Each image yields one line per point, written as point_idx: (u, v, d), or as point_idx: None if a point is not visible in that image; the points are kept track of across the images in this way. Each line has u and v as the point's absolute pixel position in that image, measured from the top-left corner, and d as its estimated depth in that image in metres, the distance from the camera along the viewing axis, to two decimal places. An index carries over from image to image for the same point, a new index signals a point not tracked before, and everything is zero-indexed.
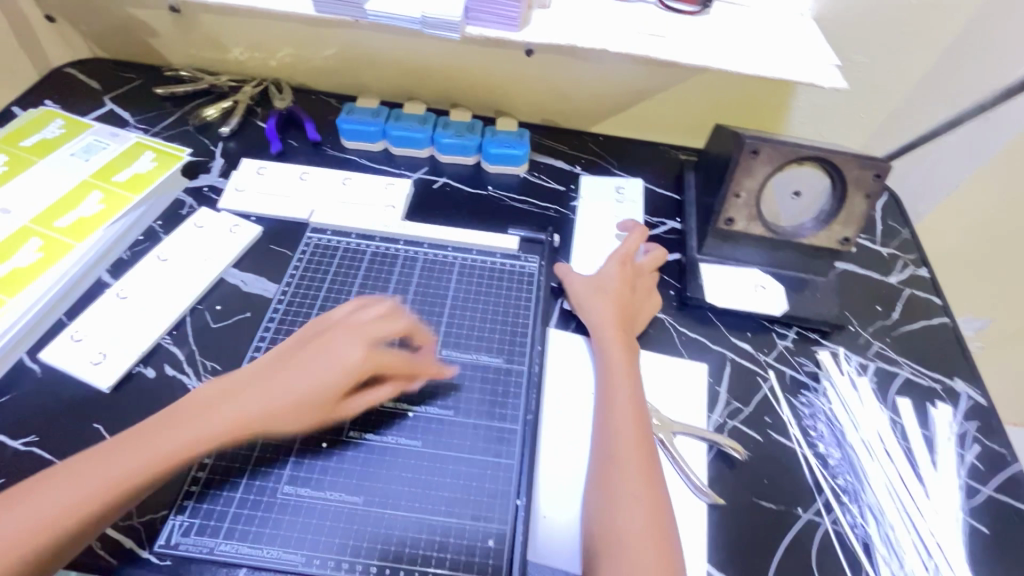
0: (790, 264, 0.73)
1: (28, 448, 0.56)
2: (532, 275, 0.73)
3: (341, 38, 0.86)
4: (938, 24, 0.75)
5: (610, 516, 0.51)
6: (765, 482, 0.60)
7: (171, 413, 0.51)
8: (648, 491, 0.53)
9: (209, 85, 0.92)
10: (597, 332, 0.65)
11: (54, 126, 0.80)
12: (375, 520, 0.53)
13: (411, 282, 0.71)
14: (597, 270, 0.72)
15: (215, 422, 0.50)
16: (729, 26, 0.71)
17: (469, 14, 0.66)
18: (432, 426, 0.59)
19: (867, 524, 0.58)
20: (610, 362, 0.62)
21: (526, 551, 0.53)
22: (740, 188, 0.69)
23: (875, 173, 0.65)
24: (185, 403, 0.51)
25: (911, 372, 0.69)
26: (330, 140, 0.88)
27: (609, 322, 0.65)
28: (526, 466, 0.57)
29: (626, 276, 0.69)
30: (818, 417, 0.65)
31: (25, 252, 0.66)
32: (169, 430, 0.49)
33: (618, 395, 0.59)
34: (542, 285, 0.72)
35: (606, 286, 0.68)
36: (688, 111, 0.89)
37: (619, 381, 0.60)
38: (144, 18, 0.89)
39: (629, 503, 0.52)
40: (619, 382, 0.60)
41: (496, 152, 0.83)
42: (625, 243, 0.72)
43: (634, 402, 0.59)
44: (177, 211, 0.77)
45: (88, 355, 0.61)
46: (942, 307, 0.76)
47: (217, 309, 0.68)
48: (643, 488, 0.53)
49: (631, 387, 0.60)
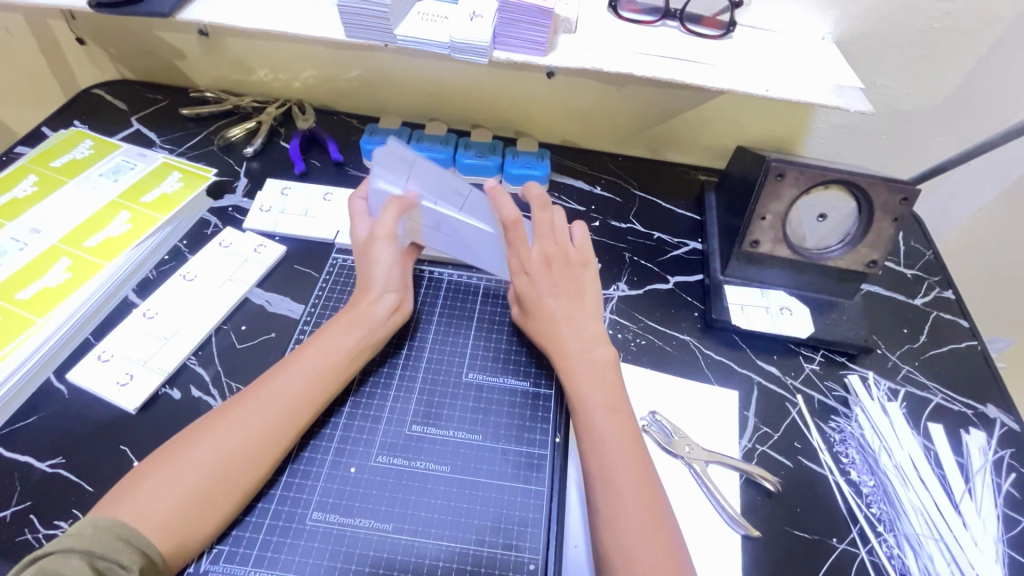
0: (816, 286, 0.73)
1: (54, 470, 0.56)
2: None
3: (365, 61, 0.87)
4: (961, 48, 0.75)
5: (625, 547, 0.47)
6: (798, 511, 0.59)
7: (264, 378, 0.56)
8: (652, 521, 0.49)
9: (233, 106, 0.93)
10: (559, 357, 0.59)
11: (84, 146, 0.81)
12: (404, 549, 0.52)
13: (437, 303, 0.71)
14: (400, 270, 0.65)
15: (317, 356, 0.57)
16: (753, 50, 0.72)
17: (497, 39, 0.67)
18: (460, 451, 0.59)
19: (905, 555, 0.56)
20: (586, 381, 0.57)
21: None
22: (765, 211, 0.69)
23: (903, 197, 0.64)
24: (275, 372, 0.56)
25: (942, 398, 0.68)
26: (352, 161, 0.89)
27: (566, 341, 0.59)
28: (557, 493, 0.57)
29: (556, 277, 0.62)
30: (849, 443, 0.64)
31: (54, 272, 0.66)
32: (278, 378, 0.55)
33: (604, 408, 0.55)
34: None
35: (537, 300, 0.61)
36: (708, 133, 0.90)
37: (603, 402, 0.55)
38: (171, 41, 0.91)
39: (637, 531, 0.48)
40: (591, 390, 0.56)
41: (517, 173, 0.84)
42: (541, 239, 0.63)
43: (626, 421, 0.55)
44: (202, 231, 0.78)
45: (116, 376, 0.61)
46: (971, 330, 0.75)
47: (242, 329, 0.68)
48: (648, 516, 0.49)
49: (613, 394, 0.56)
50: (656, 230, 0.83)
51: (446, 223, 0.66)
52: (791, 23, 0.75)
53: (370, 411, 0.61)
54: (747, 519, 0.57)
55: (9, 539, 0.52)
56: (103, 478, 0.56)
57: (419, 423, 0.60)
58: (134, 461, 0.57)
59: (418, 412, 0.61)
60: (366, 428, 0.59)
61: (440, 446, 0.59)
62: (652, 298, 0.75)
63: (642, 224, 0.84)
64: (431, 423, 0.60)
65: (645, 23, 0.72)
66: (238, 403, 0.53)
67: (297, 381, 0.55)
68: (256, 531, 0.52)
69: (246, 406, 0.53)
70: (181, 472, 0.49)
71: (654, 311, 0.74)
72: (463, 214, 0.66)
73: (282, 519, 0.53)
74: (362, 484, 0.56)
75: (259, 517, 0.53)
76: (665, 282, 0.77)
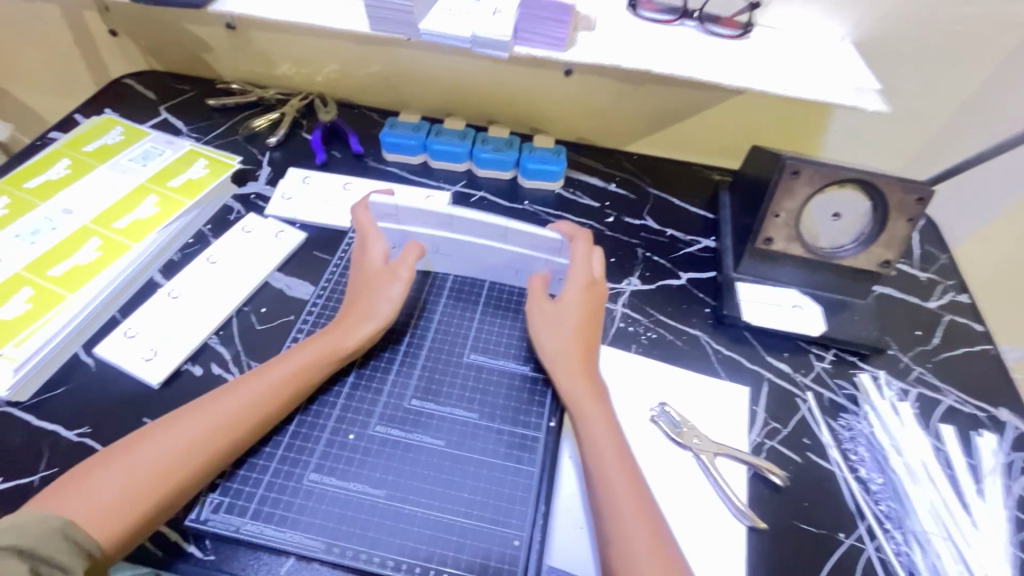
0: (828, 286, 0.73)
1: (80, 439, 0.58)
2: None
3: (387, 56, 0.89)
4: (980, 52, 0.76)
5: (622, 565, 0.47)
6: (805, 506, 0.59)
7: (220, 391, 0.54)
8: (649, 526, 0.49)
9: (258, 98, 0.96)
10: (560, 361, 0.60)
11: (115, 133, 0.84)
12: (395, 515, 0.52)
13: (445, 286, 0.72)
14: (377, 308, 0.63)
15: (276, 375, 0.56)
16: (770, 50, 0.72)
17: (518, 35, 0.68)
18: (457, 427, 0.59)
19: (912, 552, 0.56)
20: (575, 389, 0.58)
21: (543, 558, 0.52)
22: (779, 208, 0.69)
23: (918, 197, 0.65)
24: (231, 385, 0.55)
25: (954, 400, 0.68)
26: (372, 153, 0.91)
27: (570, 348, 0.60)
28: (549, 472, 0.57)
29: (592, 303, 0.62)
30: (858, 440, 0.64)
31: (85, 250, 0.69)
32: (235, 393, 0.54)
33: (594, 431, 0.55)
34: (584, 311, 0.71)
35: (564, 309, 0.62)
36: (722, 133, 0.91)
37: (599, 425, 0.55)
38: (200, 34, 0.94)
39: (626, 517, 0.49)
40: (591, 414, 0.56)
41: (533, 168, 0.85)
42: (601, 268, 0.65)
43: (613, 441, 0.55)
44: (225, 217, 0.80)
45: (140, 351, 0.64)
46: (984, 334, 0.74)
47: (261, 312, 0.70)
48: (648, 530, 0.49)
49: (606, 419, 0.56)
50: (669, 227, 0.84)
51: (443, 246, 0.70)
52: (809, 24, 0.76)
53: (372, 382, 0.61)
54: (753, 511, 0.58)
55: None
56: None
57: (418, 398, 0.60)
58: None
59: (418, 387, 0.61)
60: (367, 398, 0.60)
61: (436, 420, 0.59)
62: (664, 293, 0.76)
63: (655, 221, 0.85)
64: (430, 398, 0.61)
65: (662, 23, 0.73)
66: (198, 404, 0.53)
67: (252, 391, 0.55)
68: (256, 486, 0.53)
69: (197, 413, 0.52)
70: (128, 467, 0.48)
71: (666, 305, 0.74)
72: (455, 233, 0.69)
73: (281, 477, 0.54)
74: (360, 451, 0.56)
75: (261, 474, 0.54)
76: (677, 278, 0.78)
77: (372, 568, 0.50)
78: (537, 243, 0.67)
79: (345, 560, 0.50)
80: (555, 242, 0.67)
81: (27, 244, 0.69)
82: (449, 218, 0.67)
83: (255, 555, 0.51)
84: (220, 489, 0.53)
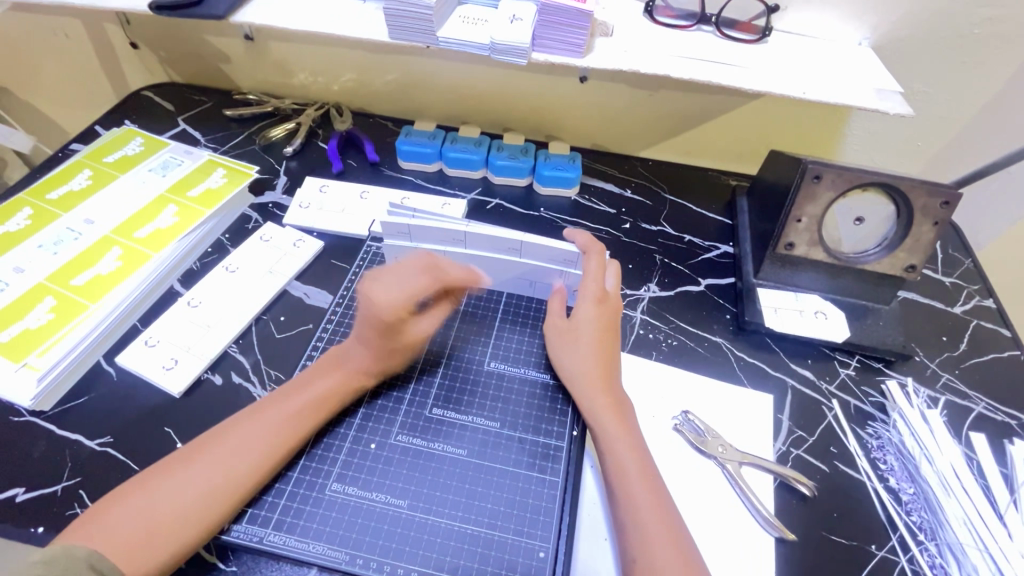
0: (851, 291, 0.72)
1: (103, 448, 0.58)
2: None
3: (403, 65, 0.90)
4: (1003, 54, 0.75)
5: None
6: (835, 517, 0.57)
7: (235, 420, 0.54)
8: (676, 547, 0.48)
9: (274, 108, 0.97)
10: (581, 385, 0.58)
11: (135, 144, 0.85)
12: (418, 525, 0.52)
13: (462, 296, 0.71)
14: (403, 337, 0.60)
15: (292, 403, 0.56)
16: (789, 54, 0.72)
17: (536, 42, 0.68)
18: (478, 436, 0.58)
19: (947, 565, 0.55)
20: (597, 409, 0.57)
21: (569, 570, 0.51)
22: (801, 213, 0.68)
23: (944, 201, 0.63)
24: (243, 413, 0.55)
25: (984, 408, 0.67)
26: (388, 161, 0.91)
27: (592, 369, 0.59)
28: (572, 483, 0.56)
29: (605, 317, 0.61)
30: (887, 449, 0.63)
31: (107, 260, 0.69)
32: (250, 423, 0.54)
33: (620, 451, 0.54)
34: None
35: (578, 325, 0.61)
36: (739, 138, 0.90)
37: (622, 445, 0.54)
38: (218, 45, 0.95)
39: (654, 537, 0.49)
40: (613, 435, 0.55)
41: (549, 175, 0.85)
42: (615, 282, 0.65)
43: (640, 460, 0.54)
44: (244, 226, 0.80)
45: (161, 360, 0.64)
46: (1013, 340, 0.73)
47: (281, 320, 0.70)
48: (674, 551, 0.48)
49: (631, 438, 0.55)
50: (686, 232, 0.84)
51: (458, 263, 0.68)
52: (828, 28, 0.75)
53: (392, 392, 0.61)
54: (781, 522, 0.57)
55: (60, 511, 0.54)
56: (148, 458, 0.58)
57: (439, 406, 0.60)
58: (178, 443, 0.59)
59: (439, 396, 0.61)
60: (388, 407, 0.60)
61: (457, 429, 0.58)
62: (684, 300, 0.75)
63: (673, 227, 0.84)
64: (451, 407, 0.60)
65: (680, 29, 0.73)
66: (213, 439, 0.53)
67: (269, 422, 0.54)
68: (278, 496, 0.53)
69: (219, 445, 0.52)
70: (148, 507, 0.48)
71: (686, 312, 0.74)
72: (469, 249, 0.67)
73: (303, 487, 0.54)
74: (382, 460, 0.56)
75: (282, 484, 0.54)
76: (697, 283, 0.77)
77: None
78: (554, 257, 0.66)
79: (369, 571, 0.49)
80: (571, 254, 0.65)
81: (50, 254, 0.69)
82: (463, 234, 0.66)
83: (277, 565, 0.51)
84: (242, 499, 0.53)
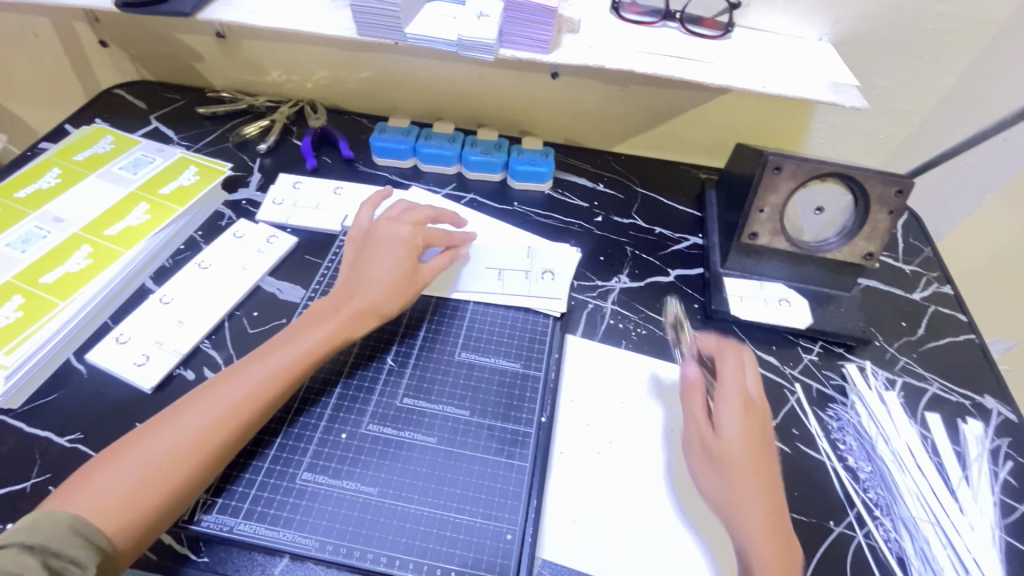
0: (814, 279, 0.74)
1: (73, 445, 0.58)
2: (547, 324, 0.70)
3: (376, 62, 0.90)
4: (956, 49, 0.77)
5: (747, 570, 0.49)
6: (796, 495, 0.60)
7: (210, 383, 0.54)
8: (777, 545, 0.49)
9: (248, 105, 0.97)
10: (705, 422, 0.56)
11: (105, 142, 0.85)
12: (388, 511, 0.53)
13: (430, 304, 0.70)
14: (403, 267, 0.63)
15: (276, 360, 0.56)
16: (751, 50, 0.74)
17: (503, 38, 0.69)
18: (448, 424, 0.59)
19: (901, 538, 0.57)
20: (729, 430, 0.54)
21: (536, 551, 0.53)
22: (763, 203, 0.70)
23: (898, 189, 0.66)
24: (222, 374, 0.55)
25: (940, 388, 0.69)
26: (362, 157, 0.91)
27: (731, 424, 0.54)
28: (539, 468, 0.57)
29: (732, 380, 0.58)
30: (846, 430, 0.65)
31: (76, 258, 0.69)
32: (229, 383, 0.54)
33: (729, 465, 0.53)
34: (556, 329, 0.69)
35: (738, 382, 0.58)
36: (708, 132, 0.92)
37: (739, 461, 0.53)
38: (189, 43, 0.94)
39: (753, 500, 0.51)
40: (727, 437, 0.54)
41: (521, 170, 0.86)
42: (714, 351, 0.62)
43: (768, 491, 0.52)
44: (217, 222, 0.80)
45: (132, 356, 0.64)
46: (968, 324, 0.76)
47: (254, 315, 0.70)
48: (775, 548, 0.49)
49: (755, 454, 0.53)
50: (656, 224, 0.85)
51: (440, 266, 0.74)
52: (788, 24, 0.77)
53: (364, 383, 0.61)
54: None
55: (29, 507, 0.54)
56: None
57: (410, 396, 0.61)
58: None
59: (409, 385, 0.62)
60: (360, 398, 0.60)
61: (427, 418, 0.59)
62: (653, 290, 0.76)
63: (644, 219, 0.86)
64: (421, 396, 0.61)
65: (646, 25, 0.75)
66: (183, 405, 0.52)
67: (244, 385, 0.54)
68: (248, 487, 0.54)
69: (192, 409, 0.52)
70: (121, 474, 0.48)
71: (655, 302, 0.75)
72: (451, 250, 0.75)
73: (274, 477, 0.54)
74: (352, 450, 0.56)
75: (253, 475, 0.54)
76: (666, 274, 0.78)
77: (364, 563, 0.50)
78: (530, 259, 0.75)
79: (338, 557, 0.50)
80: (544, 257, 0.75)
81: (18, 252, 0.69)
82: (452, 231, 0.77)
83: (248, 553, 0.51)
84: (212, 490, 0.53)
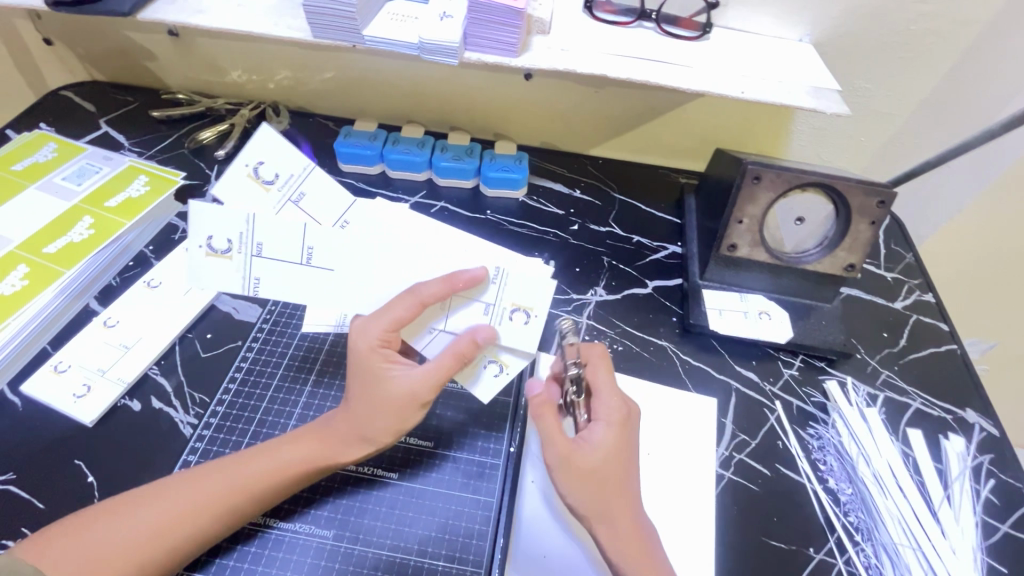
0: (794, 290, 0.72)
1: (4, 486, 0.54)
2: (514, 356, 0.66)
3: (340, 62, 0.86)
4: (939, 51, 0.75)
5: None
6: (775, 520, 0.58)
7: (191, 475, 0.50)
8: None
9: (206, 108, 0.91)
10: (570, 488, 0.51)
11: (47, 150, 0.79)
12: (344, 556, 0.51)
13: None
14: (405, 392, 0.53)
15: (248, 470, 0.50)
16: (729, 51, 0.71)
17: (468, 40, 0.65)
18: (411, 458, 0.57)
19: (882, 565, 0.55)
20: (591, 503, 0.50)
21: None
22: (742, 214, 0.67)
23: (880, 200, 0.64)
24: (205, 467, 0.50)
25: (922, 403, 0.67)
26: (327, 164, 0.87)
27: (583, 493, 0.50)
28: (507, 503, 0.55)
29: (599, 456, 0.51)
30: (827, 450, 0.63)
31: (10, 280, 0.64)
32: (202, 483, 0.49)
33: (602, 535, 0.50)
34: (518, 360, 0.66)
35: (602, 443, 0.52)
36: (688, 135, 0.89)
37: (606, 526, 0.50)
38: (140, 41, 0.88)
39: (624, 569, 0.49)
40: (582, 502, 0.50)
41: (494, 176, 0.82)
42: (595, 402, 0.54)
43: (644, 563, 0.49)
44: (169, 236, 0.75)
45: (72, 387, 0.59)
46: (950, 334, 0.74)
47: (207, 338, 0.66)
48: None
49: (627, 530, 0.50)
50: (634, 232, 0.82)
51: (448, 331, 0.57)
52: (768, 24, 0.74)
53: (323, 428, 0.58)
54: (721, 535, 0.56)
55: None
56: (55, 494, 0.54)
57: None
58: (89, 477, 0.55)
59: None
60: None
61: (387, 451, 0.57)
62: (630, 302, 0.74)
63: (621, 227, 0.83)
64: None
65: (620, 25, 0.71)
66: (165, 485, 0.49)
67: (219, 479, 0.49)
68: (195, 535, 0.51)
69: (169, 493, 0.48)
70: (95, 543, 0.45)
71: (632, 316, 0.72)
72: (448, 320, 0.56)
73: None
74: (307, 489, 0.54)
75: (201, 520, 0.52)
76: (643, 286, 0.76)
77: None
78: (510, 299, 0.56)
79: None
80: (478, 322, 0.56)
81: None
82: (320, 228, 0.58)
83: None
84: None
